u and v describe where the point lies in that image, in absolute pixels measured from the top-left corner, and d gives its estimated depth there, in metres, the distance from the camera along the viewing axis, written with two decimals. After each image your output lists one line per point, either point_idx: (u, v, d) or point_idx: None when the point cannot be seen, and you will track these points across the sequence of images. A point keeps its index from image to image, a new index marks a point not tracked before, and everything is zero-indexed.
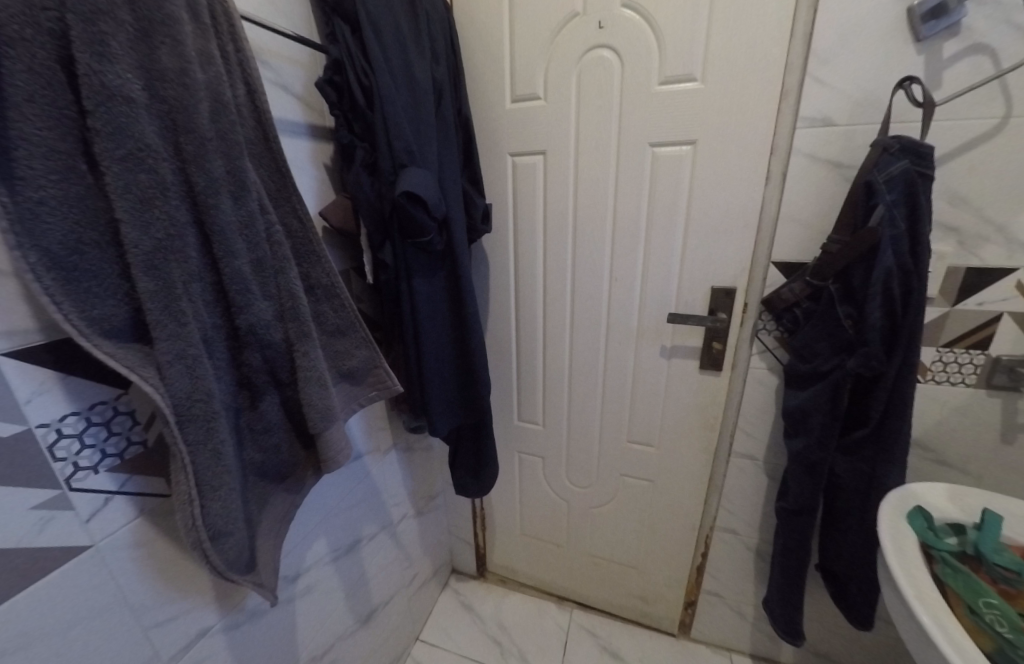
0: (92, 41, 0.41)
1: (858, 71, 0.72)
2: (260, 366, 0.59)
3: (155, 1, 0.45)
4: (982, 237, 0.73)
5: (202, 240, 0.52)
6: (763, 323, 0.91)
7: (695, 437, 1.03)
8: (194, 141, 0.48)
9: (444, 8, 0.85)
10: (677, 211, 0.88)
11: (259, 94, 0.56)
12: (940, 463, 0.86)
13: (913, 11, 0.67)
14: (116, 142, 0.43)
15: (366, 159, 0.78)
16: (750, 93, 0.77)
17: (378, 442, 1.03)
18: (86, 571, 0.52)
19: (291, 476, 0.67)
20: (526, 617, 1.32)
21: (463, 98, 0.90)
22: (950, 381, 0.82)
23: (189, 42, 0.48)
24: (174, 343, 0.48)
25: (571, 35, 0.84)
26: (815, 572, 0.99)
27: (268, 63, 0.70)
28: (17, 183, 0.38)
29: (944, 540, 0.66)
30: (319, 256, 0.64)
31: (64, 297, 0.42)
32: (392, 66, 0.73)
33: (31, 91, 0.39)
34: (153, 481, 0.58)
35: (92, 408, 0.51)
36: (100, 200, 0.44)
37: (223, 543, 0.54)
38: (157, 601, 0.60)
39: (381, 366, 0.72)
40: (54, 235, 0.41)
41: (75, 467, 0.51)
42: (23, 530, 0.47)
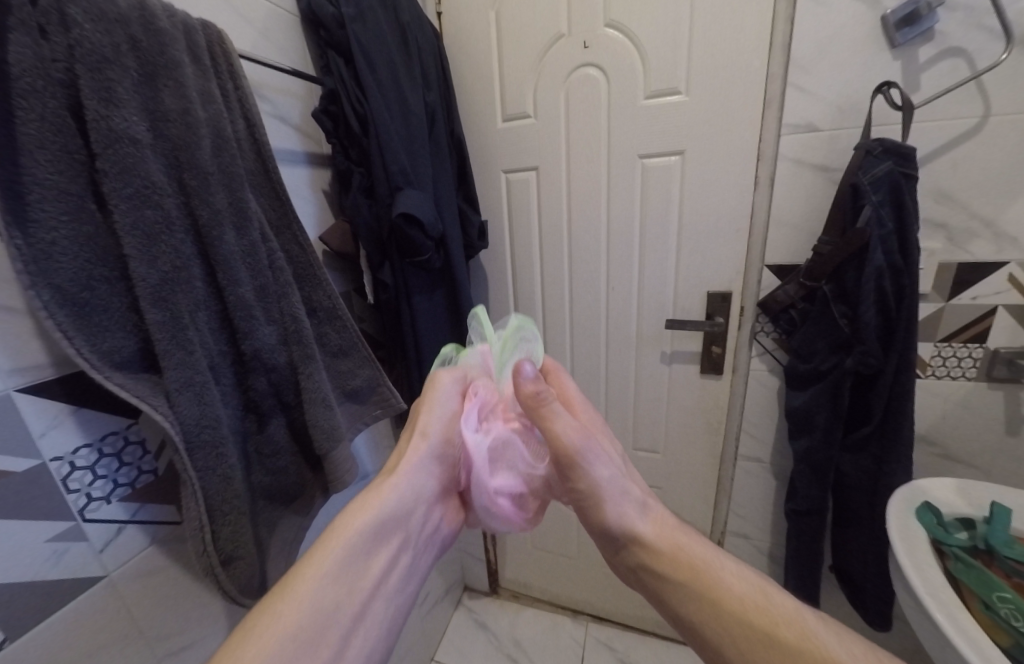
0: (99, 89, 0.43)
1: (836, 79, 0.74)
2: (266, 390, 0.60)
3: (158, 48, 0.48)
4: (971, 233, 0.74)
5: (206, 270, 0.53)
6: (761, 325, 0.91)
7: (699, 442, 1.03)
8: (198, 176, 0.50)
9: (433, 36, 0.88)
10: (670, 220, 0.90)
11: (259, 128, 0.58)
12: (947, 457, 0.86)
13: (886, 20, 0.69)
14: (124, 181, 0.45)
15: (363, 184, 0.80)
16: (734, 103, 0.80)
17: (384, 460, 1.04)
18: (101, 601, 0.53)
19: (300, 497, 0.68)
20: (541, 631, 1.31)
21: (455, 120, 0.93)
22: (950, 375, 0.82)
23: (191, 83, 0.50)
24: (182, 372, 0.49)
25: (558, 56, 0.87)
26: (829, 573, 0.98)
27: (267, 96, 0.72)
28: (31, 225, 0.40)
29: (954, 535, 0.66)
30: (320, 279, 0.65)
31: (76, 332, 0.43)
32: (385, 93, 0.76)
33: (43, 139, 0.41)
34: (163, 509, 0.58)
35: (104, 439, 0.52)
36: (109, 238, 0.46)
37: (235, 566, 0.55)
38: (170, 630, 0.60)
39: (384, 384, 0.73)
40: (66, 272, 0.42)
41: (88, 498, 0.52)
42: (39, 563, 0.48)
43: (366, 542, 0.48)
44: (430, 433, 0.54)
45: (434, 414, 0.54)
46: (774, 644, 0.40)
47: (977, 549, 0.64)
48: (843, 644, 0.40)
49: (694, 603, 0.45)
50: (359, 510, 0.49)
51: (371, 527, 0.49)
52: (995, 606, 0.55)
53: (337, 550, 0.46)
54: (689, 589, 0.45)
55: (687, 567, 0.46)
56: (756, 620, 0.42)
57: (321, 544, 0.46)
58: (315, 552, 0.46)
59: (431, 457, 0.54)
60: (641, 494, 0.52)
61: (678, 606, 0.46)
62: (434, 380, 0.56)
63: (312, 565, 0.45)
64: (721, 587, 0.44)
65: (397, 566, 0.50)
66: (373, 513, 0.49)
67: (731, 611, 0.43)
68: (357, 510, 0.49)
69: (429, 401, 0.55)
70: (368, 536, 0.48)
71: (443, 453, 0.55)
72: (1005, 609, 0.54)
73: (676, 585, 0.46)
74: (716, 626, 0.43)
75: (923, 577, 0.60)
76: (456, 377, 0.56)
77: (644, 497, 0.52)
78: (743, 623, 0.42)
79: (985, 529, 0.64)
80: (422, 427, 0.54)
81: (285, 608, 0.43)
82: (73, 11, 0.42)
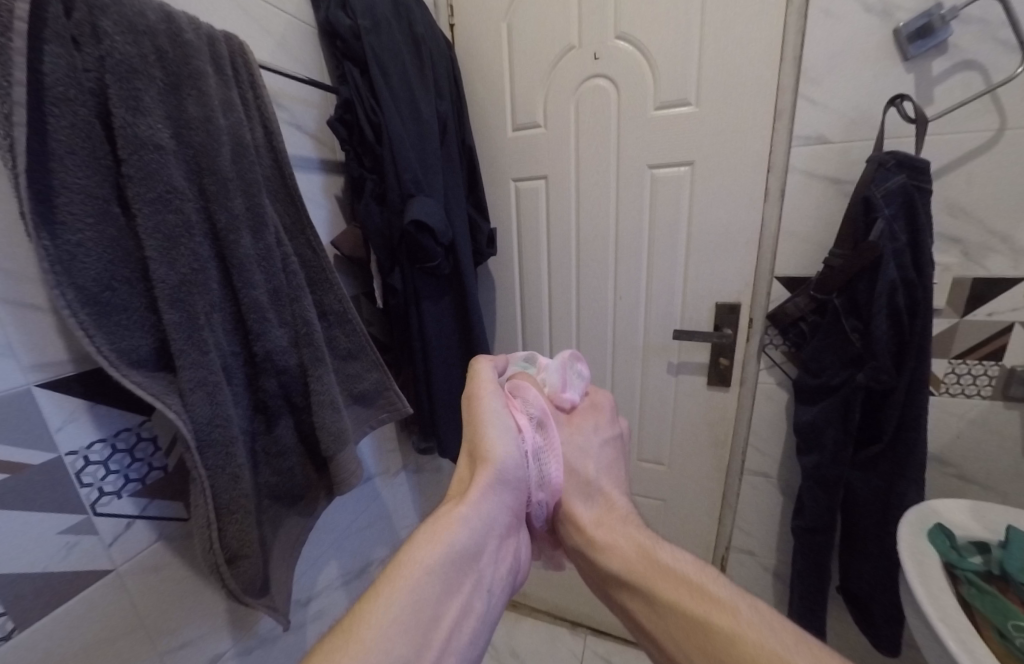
0: (127, 98, 0.45)
1: (847, 91, 0.74)
2: (275, 391, 0.61)
3: (183, 58, 0.50)
4: (987, 248, 0.73)
5: (222, 273, 0.55)
6: (770, 338, 0.90)
7: (706, 454, 1.02)
8: (217, 182, 0.52)
9: (446, 47, 0.90)
10: (679, 231, 0.90)
11: (276, 136, 0.60)
12: (962, 477, 0.84)
13: (899, 33, 0.68)
14: (147, 186, 0.47)
15: (375, 190, 0.82)
16: (745, 114, 0.80)
17: (388, 463, 1.04)
18: (108, 594, 0.54)
19: (304, 498, 0.68)
20: (541, 643, 1.29)
21: (466, 129, 0.94)
22: (965, 393, 0.80)
23: (213, 93, 0.52)
24: (196, 371, 0.50)
25: (568, 66, 0.88)
26: (838, 593, 0.96)
27: (284, 105, 0.74)
28: (59, 227, 0.42)
29: (967, 559, 0.64)
30: (331, 284, 0.67)
31: (97, 331, 0.45)
32: (399, 103, 0.77)
33: (73, 144, 0.43)
34: (171, 505, 0.60)
35: (118, 435, 0.54)
36: (131, 240, 0.48)
37: (239, 564, 0.56)
38: (173, 625, 0.61)
39: (390, 388, 0.74)
40: (89, 273, 0.44)
41: (100, 493, 0.53)
42: (51, 554, 0.49)
43: (434, 588, 0.39)
44: (496, 454, 0.45)
45: (495, 427, 0.46)
46: (702, 631, 0.40)
47: (991, 574, 0.62)
48: (771, 628, 0.39)
49: (630, 593, 0.45)
50: (424, 546, 0.40)
51: (438, 568, 0.40)
52: (1010, 636, 0.54)
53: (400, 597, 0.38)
54: (627, 582, 0.45)
55: (630, 558, 0.46)
56: (689, 607, 0.42)
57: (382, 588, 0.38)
58: (374, 599, 0.37)
59: (503, 483, 0.44)
60: (593, 480, 0.51)
61: (619, 597, 0.46)
62: (470, 381, 0.51)
63: (371, 615, 0.36)
64: (655, 578, 0.44)
65: (469, 615, 0.40)
66: (443, 546, 0.41)
67: (664, 602, 0.43)
68: (421, 546, 0.40)
69: (478, 412, 0.48)
70: (436, 581, 0.39)
71: (513, 477, 0.45)
72: (1021, 639, 0.53)
73: (615, 576, 0.46)
74: (650, 614, 0.44)
75: (936, 600, 0.58)
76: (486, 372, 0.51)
77: (599, 485, 0.51)
78: (674, 612, 0.42)
79: (1000, 553, 0.62)
80: (477, 442, 0.47)
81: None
82: (105, 23, 0.44)
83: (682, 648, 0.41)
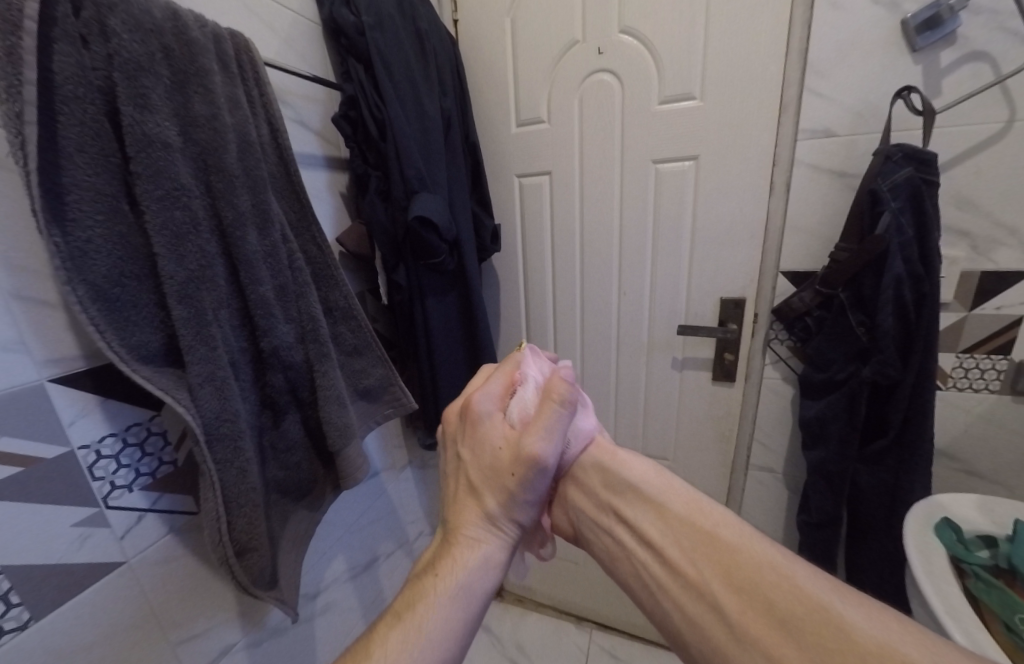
0: (134, 96, 0.45)
1: (854, 83, 0.73)
2: (282, 386, 0.62)
3: (190, 56, 0.50)
4: (995, 241, 0.72)
5: (229, 269, 0.55)
6: (775, 332, 0.90)
7: (711, 450, 1.02)
8: (224, 178, 0.52)
9: (450, 43, 0.90)
10: (683, 226, 0.90)
11: (282, 133, 0.60)
12: (970, 472, 0.84)
13: (907, 24, 0.68)
14: (155, 183, 0.47)
15: (380, 187, 0.82)
16: (750, 107, 0.79)
17: (393, 459, 1.05)
18: (121, 585, 0.55)
19: (311, 493, 0.69)
20: (546, 637, 1.30)
21: (470, 125, 0.94)
22: (973, 387, 0.80)
23: (219, 90, 0.52)
24: (204, 366, 0.51)
25: (573, 61, 0.88)
26: (843, 588, 0.96)
27: (289, 103, 0.75)
28: (69, 224, 0.42)
29: (974, 553, 0.64)
30: (336, 280, 0.67)
31: (107, 326, 0.45)
32: (403, 99, 0.77)
33: (82, 142, 0.43)
34: (181, 499, 0.61)
35: (128, 430, 0.55)
36: (140, 237, 0.48)
37: (248, 557, 0.57)
38: (184, 617, 0.62)
39: (396, 383, 0.75)
40: (99, 269, 0.44)
41: (112, 486, 0.54)
42: (64, 546, 0.50)
43: (476, 619, 0.40)
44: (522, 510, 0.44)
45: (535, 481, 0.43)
46: (712, 540, 0.37)
47: (999, 568, 0.61)
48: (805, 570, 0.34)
49: (642, 505, 0.42)
50: (464, 575, 0.41)
51: (476, 599, 0.40)
52: (1017, 630, 0.53)
53: (447, 617, 0.38)
54: (640, 496, 0.43)
55: (646, 474, 0.44)
56: (700, 519, 0.39)
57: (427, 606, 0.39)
58: (419, 613, 0.38)
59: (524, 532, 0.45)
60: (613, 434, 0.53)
61: (627, 510, 0.43)
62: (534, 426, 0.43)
63: (417, 626, 0.38)
64: (668, 493, 0.42)
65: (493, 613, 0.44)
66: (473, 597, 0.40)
67: (676, 512, 0.40)
68: (463, 573, 0.41)
69: (534, 474, 0.43)
70: (476, 611, 0.40)
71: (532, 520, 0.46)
72: None
73: (629, 491, 0.44)
74: (659, 526, 0.40)
75: (942, 594, 0.58)
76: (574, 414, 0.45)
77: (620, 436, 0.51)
78: (685, 522, 0.39)
79: (1007, 547, 0.62)
80: (517, 493, 0.43)
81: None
82: (112, 21, 0.44)
83: (688, 561, 0.37)
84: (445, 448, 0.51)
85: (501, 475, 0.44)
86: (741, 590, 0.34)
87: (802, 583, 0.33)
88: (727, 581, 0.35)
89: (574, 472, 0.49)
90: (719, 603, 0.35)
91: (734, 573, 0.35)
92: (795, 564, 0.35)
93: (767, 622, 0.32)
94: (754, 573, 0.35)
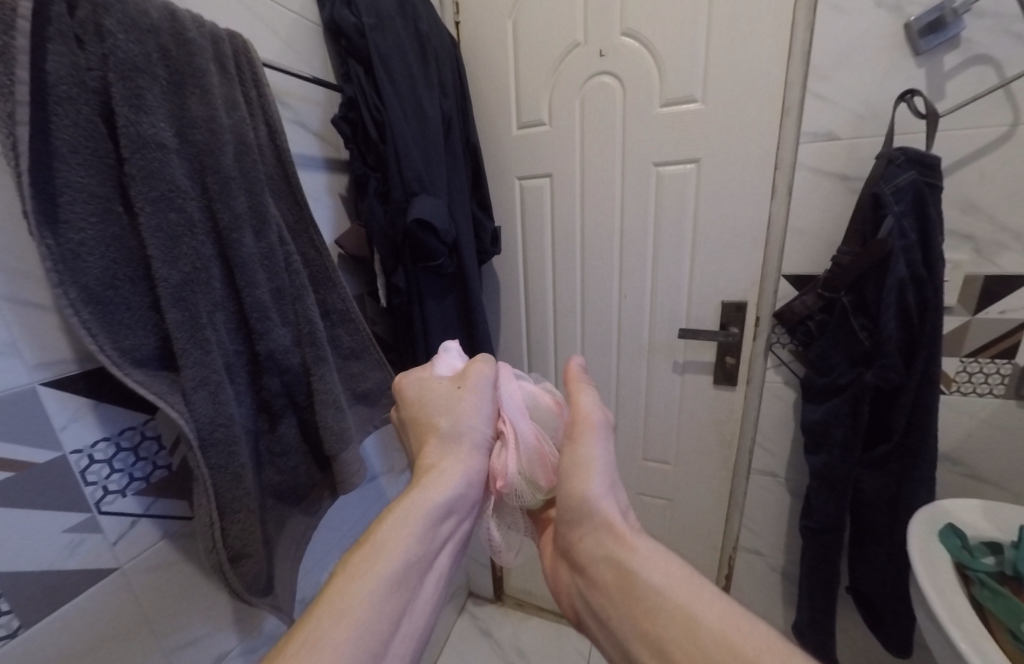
0: (129, 96, 0.45)
1: (858, 86, 0.73)
2: (279, 390, 0.61)
3: (187, 56, 0.49)
4: (999, 245, 0.72)
5: (225, 272, 0.55)
6: (777, 336, 0.89)
7: (711, 454, 1.02)
8: (220, 180, 0.52)
9: (451, 44, 0.90)
10: (684, 229, 0.89)
11: (280, 135, 0.59)
12: (973, 478, 0.83)
13: (910, 27, 0.67)
14: (149, 185, 0.46)
15: (379, 189, 0.82)
16: (751, 110, 0.79)
17: (392, 462, 1.04)
18: (113, 592, 0.54)
19: (308, 497, 0.68)
20: (546, 642, 1.29)
21: (471, 127, 0.94)
22: (977, 392, 0.79)
23: (216, 91, 0.52)
24: (199, 370, 0.50)
25: (574, 63, 0.87)
26: (846, 594, 0.95)
27: (288, 104, 0.74)
28: (62, 226, 0.42)
29: (980, 560, 0.63)
30: (334, 282, 0.66)
31: (99, 330, 0.45)
32: (403, 101, 0.77)
33: (76, 143, 0.43)
34: (175, 504, 0.60)
35: (122, 434, 0.54)
36: (134, 239, 0.47)
37: (243, 563, 0.56)
38: (178, 624, 0.61)
39: (394, 387, 0.74)
40: (92, 272, 0.44)
41: (105, 491, 0.53)
42: (55, 552, 0.49)
43: (433, 526, 0.45)
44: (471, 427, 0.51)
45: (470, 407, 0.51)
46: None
47: (1004, 575, 0.61)
48: None
49: (667, 619, 0.38)
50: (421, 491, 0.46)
51: (437, 508, 0.46)
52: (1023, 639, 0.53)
53: (405, 526, 0.44)
54: (662, 605, 0.39)
55: (667, 576, 0.40)
56: (737, 641, 0.35)
57: (389, 522, 0.44)
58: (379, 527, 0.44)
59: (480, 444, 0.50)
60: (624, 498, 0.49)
61: (649, 622, 0.39)
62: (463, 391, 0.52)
63: (380, 544, 0.42)
64: (696, 603, 0.38)
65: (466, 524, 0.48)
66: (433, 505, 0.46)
67: (707, 630, 0.36)
68: (424, 495, 0.46)
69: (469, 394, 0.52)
70: (433, 520, 0.45)
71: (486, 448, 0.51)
72: None
73: (649, 596, 0.40)
74: (687, 648, 0.36)
75: (947, 603, 0.57)
76: (583, 452, 0.49)
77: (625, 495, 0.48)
78: (718, 645, 0.35)
79: (1013, 554, 0.61)
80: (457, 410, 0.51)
81: (360, 591, 0.40)
82: (108, 21, 0.44)
83: None
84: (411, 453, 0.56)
85: (451, 409, 0.51)
86: None
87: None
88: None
89: (584, 557, 0.45)
90: None
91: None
92: None
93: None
94: None
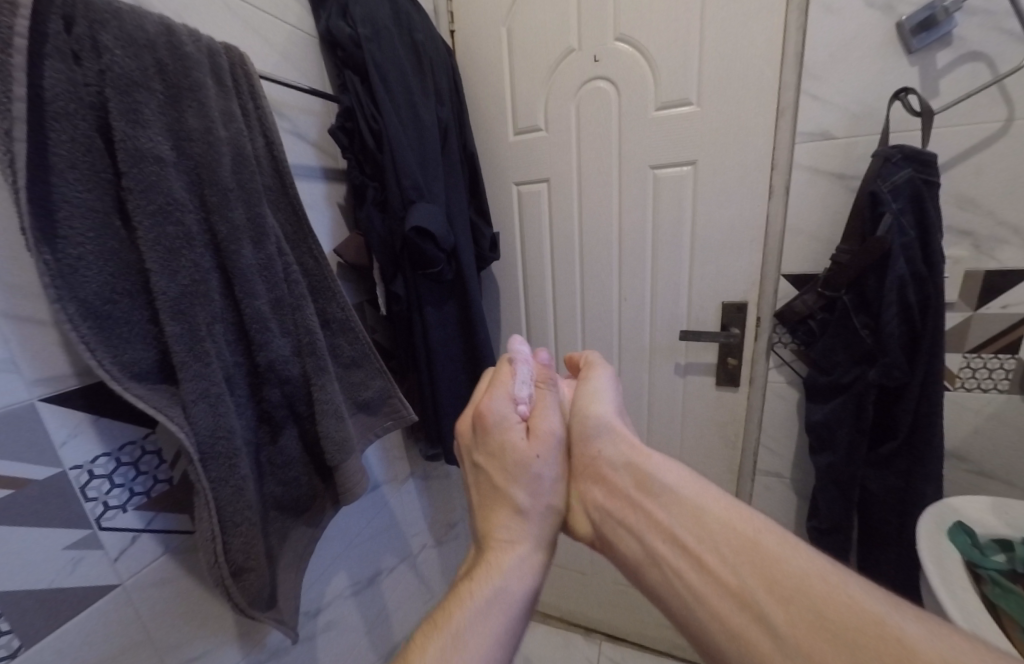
0: (127, 111, 0.45)
1: (853, 85, 0.73)
2: (279, 401, 0.61)
3: (183, 70, 0.50)
4: (998, 239, 0.72)
5: (224, 284, 0.54)
6: (778, 336, 0.89)
7: (716, 456, 1.01)
8: (218, 192, 0.52)
9: (446, 53, 0.91)
10: (682, 231, 0.89)
11: (277, 146, 0.59)
12: (980, 474, 0.82)
13: (902, 26, 0.68)
14: (147, 198, 0.46)
15: (377, 198, 0.82)
16: (747, 112, 0.79)
17: (395, 471, 1.03)
18: (114, 609, 0.53)
19: (311, 508, 0.67)
20: (553, 650, 1.27)
21: (467, 135, 0.94)
22: (981, 387, 0.79)
23: (213, 104, 0.52)
24: (198, 383, 0.50)
25: (569, 69, 0.88)
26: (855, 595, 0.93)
27: (285, 115, 0.74)
28: (60, 241, 0.42)
29: (991, 558, 0.62)
30: (334, 292, 0.66)
31: (98, 344, 0.44)
32: (399, 109, 0.77)
33: (73, 159, 0.42)
34: (176, 518, 0.59)
35: (122, 448, 0.53)
36: (132, 253, 0.47)
37: (244, 578, 0.55)
38: (180, 640, 0.60)
39: (395, 395, 0.73)
40: (90, 287, 0.44)
41: (105, 507, 0.52)
42: (56, 570, 0.48)
43: (511, 617, 0.42)
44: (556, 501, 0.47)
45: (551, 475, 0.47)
46: (758, 551, 0.36)
47: (1016, 573, 0.60)
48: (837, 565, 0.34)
49: (677, 511, 0.40)
50: (501, 576, 0.43)
51: (511, 598, 0.42)
52: None
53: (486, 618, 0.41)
54: (675, 500, 0.41)
55: (681, 476, 0.43)
56: (741, 526, 0.38)
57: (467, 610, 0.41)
58: (457, 618, 0.40)
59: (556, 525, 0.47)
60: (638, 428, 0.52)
61: (659, 515, 0.41)
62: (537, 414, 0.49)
63: (456, 629, 0.40)
64: (704, 498, 0.40)
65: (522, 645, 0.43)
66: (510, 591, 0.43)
67: (715, 519, 0.39)
68: (498, 576, 0.43)
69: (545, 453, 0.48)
70: (510, 610, 0.42)
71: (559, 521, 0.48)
72: None
73: (661, 493, 0.42)
74: (696, 534, 0.39)
75: (960, 603, 0.56)
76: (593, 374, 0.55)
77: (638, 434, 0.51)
78: (725, 530, 0.38)
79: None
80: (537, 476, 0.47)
81: None
82: (105, 37, 0.44)
83: (730, 571, 0.36)
84: (462, 454, 0.52)
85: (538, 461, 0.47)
86: (790, 601, 0.33)
87: (855, 592, 0.32)
88: (773, 593, 0.34)
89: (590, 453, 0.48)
90: (766, 616, 0.33)
91: (778, 582, 0.34)
92: (848, 579, 0.33)
93: (817, 634, 0.31)
94: (805, 585, 0.33)
